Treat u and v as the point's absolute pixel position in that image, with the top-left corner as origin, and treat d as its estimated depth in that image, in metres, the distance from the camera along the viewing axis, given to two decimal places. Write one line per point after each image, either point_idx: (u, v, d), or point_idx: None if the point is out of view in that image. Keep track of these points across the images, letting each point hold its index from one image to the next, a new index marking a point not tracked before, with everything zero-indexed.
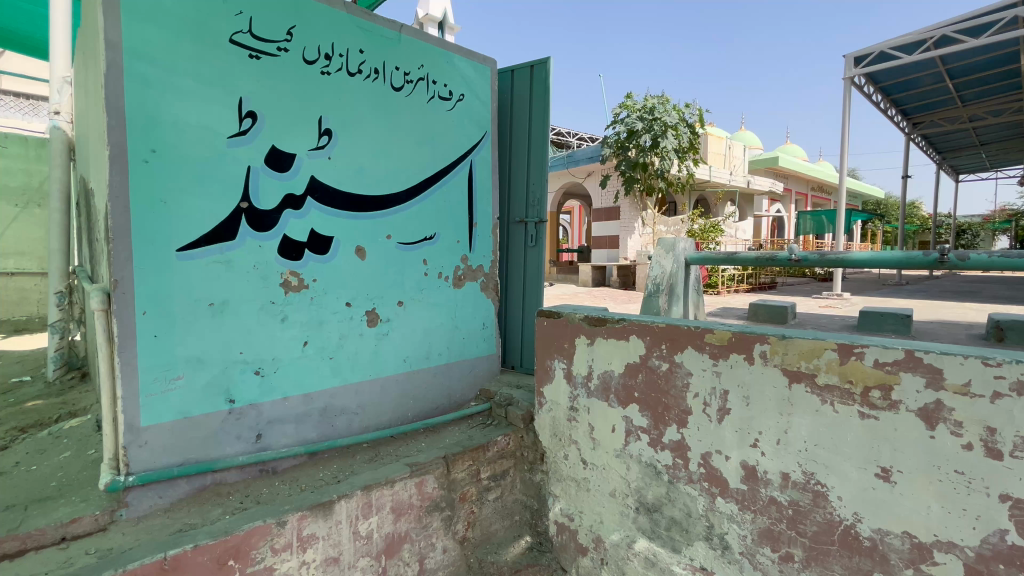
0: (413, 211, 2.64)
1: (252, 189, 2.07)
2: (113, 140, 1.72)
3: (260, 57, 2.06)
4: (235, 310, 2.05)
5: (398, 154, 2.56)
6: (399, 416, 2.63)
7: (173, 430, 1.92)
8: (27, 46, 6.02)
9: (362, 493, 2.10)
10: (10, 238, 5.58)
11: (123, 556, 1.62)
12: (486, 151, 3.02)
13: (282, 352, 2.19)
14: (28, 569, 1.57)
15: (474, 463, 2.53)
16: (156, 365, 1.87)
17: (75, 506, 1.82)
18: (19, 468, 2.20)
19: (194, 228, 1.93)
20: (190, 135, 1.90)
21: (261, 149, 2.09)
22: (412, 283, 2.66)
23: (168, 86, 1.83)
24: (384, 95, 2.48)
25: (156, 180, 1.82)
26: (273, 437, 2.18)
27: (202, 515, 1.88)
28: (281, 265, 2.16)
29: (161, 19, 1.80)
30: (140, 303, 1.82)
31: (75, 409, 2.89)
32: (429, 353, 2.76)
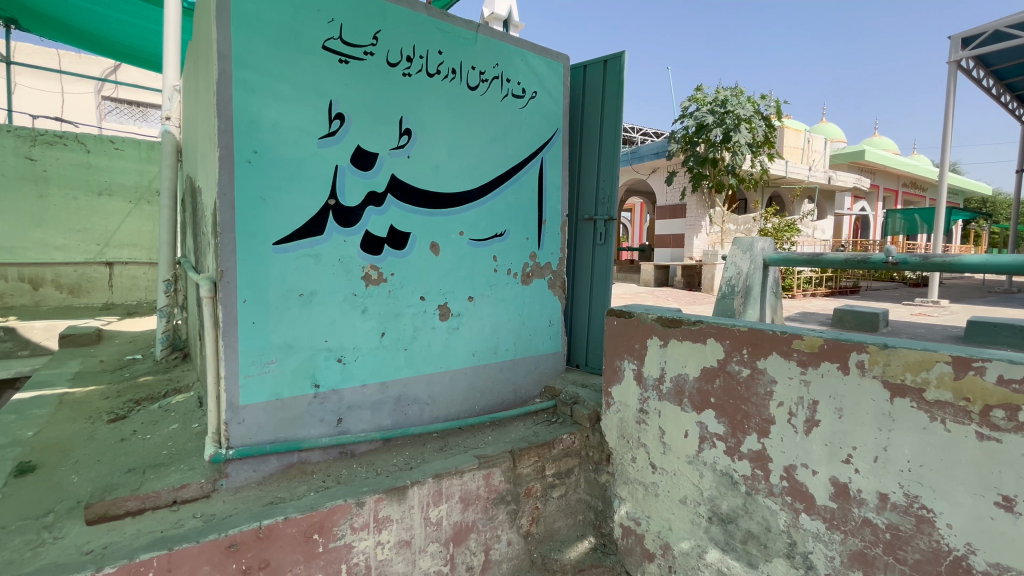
0: (485, 208, 2.69)
1: (339, 187, 2.19)
2: (222, 143, 1.88)
3: (349, 62, 2.17)
4: (322, 300, 2.18)
5: (472, 153, 2.61)
6: (467, 409, 2.69)
7: (266, 410, 2.08)
8: (143, 60, 6.74)
9: (434, 481, 2.18)
10: (125, 231, 6.27)
11: (224, 522, 1.79)
12: (557, 148, 3.01)
13: (362, 342, 2.31)
14: (147, 527, 1.77)
15: (540, 459, 2.54)
16: (253, 350, 2.03)
17: (184, 473, 2.03)
18: (137, 436, 2.48)
19: (288, 223, 2.07)
20: (286, 136, 2.03)
21: (347, 149, 2.20)
22: (482, 278, 2.70)
23: (268, 92, 1.98)
24: (459, 94, 2.53)
25: (257, 179, 1.97)
26: (353, 422, 2.31)
27: (289, 491, 2.03)
28: (363, 259, 2.28)
29: (263, 29, 1.94)
30: (241, 292, 1.98)
31: (179, 385, 3.20)
32: (496, 348, 2.80)
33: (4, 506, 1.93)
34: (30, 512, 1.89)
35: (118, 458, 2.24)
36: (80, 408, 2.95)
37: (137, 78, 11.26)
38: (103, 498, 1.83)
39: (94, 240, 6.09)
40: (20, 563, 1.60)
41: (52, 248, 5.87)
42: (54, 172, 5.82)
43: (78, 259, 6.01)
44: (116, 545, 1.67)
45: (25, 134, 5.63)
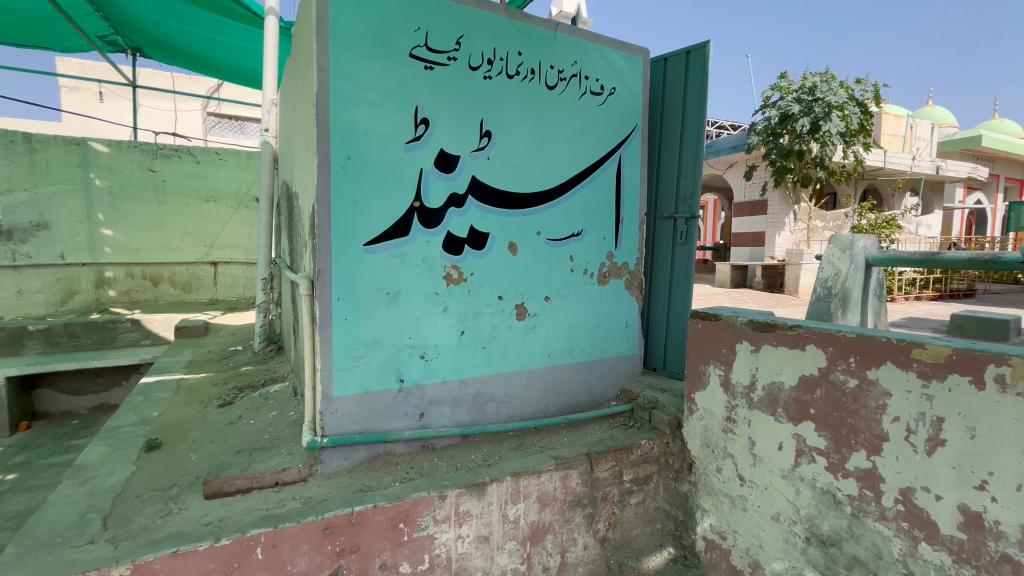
0: (562, 208, 2.67)
1: (423, 190, 2.26)
2: (320, 150, 2.01)
3: (433, 68, 2.24)
4: (406, 299, 2.26)
5: (549, 152, 2.60)
6: (543, 409, 2.69)
7: (356, 401, 2.19)
8: (244, 78, 7.40)
9: (512, 479, 2.19)
10: (227, 234, 6.92)
11: (320, 505, 1.91)
12: (636, 145, 2.92)
13: (443, 339, 2.37)
14: (254, 504, 1.94)
15: (618, 464, 2.49)
16: (345, 344, 2.15)
17: (284, 457, 2.19)
18: (242, 421, 2.72)
19: (377, 225, 2.17)
20: (376, 142, 2.13)
21: (431, 152, 2.27)
22: (559, 278, 2.68)
23: (361, 101, 2.09)
24: (538, 94, 2.53)
25: (350, 183, 2.09)
26: (433, 417, 2.38)
27: (377, 480, 2.13)
28: (444, 259, 2.34)
29: (355, 41, 2.05)
30: (335, 290, 2.10)
31: (275, 375, 3.47)
32: (572, 349, 2.78)
33: (138, 477, 2.18)
34: (158, 484, 2.12)
35: (227, 441, 2.47)
36: (193, 393, 3.29)
37: (235, 94, 12.37)
38: (217, 475, 2.02)
39: (202, 242, 6.77)
40: (153, 528, 1.80)
41: (168, 249, 6.60)
42: (171, 182, 6.54)
43: (189, 259, 6.72)
44: (229, 519, 1.84)
45: (148, 148, 6.37)
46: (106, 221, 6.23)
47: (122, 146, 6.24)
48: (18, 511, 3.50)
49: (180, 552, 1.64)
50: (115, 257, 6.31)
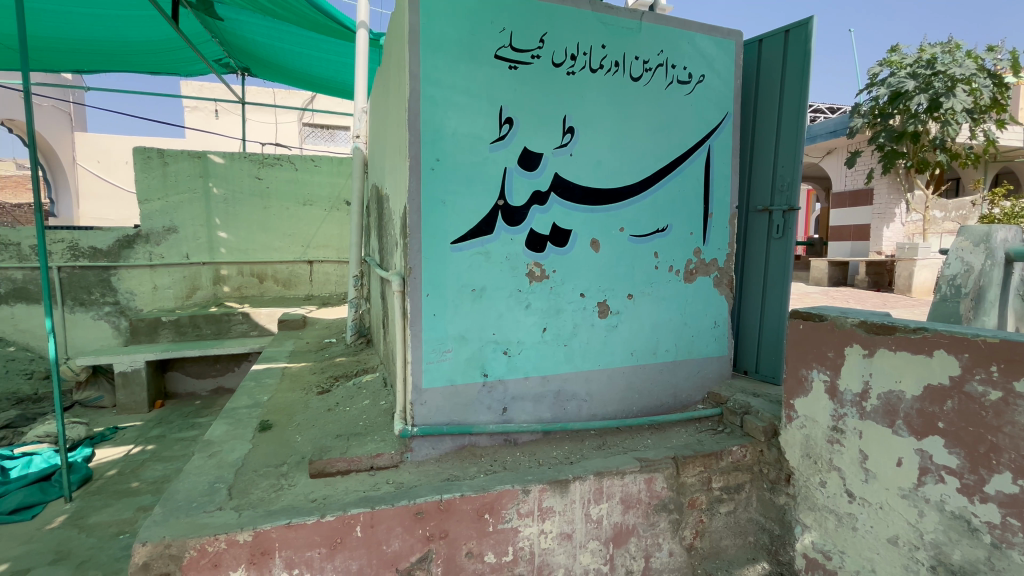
0: (647, 203, 2.59)
1: (508, 188, 2.30)
2: (412, 153, 2.11)
3: (517, 67, 2.26)
4: (490, 295, 2.31)
5: (634, 146, 2.53)
6: (625, 409, 2.63)
7: (443, 394, 2.28)
8: (336, 90, 7.94)
9: (596, 478, 2.17)
10: (322, 235, 7.48)
11: (411, 491, 2.01)
12: (727, 135, 2.76)
13: (525, 336, 2.40)
14: (353, 485, 2.08)
15: (706, 470, 2.37)
16: (434, 339, 2.24)
17: (378, 443, 2.34)
18: (338, 408, 2.93)
19: (463, 224, 2.23)
20: (463, 143, 2.20)
21: (515, 151, 2.30)
22: (643, 276, 2.61)
23: (449, 104, 2.16)
24: (623, 87, 2.47)
25: (438, 184, 2.17)
26: (516, 412, 2.41)
27: (463, 470, 2.20)
28: (527, 257, 2.36)
29: (444, 47, 2.12)
30: (425, 287, 2.20)
31: (366, 366, 3.71)
32: (656, 349, 2.69)
33: (255, 454, 2.43)
34: (271, 461, 2.35)
35: (327, 425, 2.68)
36: (296, 380, 3.60)
37: (327, 104, 13.33)
38: (321, 456, 2.20)
39: (299, 242, 7.38)
40: (268, 500, 2.00)
41: (272, 249, 7.27)
42: (274, 188, 7.20)
43: (290, 258, 7.35)
44: (332, 497, 1.99)
45: (256, 158, 7.06)
46: (222, 225, 6.99)
47: (234, 156, 6.97)
48: (157, 477, 4.06)
49: (293, 524, 1.80)
50: (228, 257, 7.06)
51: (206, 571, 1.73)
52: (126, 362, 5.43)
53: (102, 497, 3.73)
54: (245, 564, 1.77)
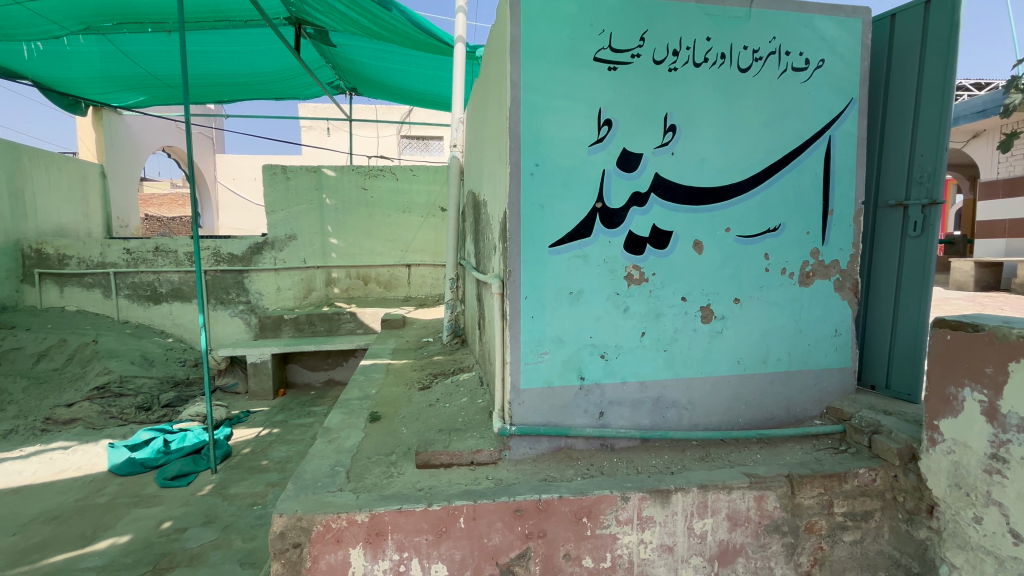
0: (756, 202, 2.42)
1: (606, 190, 2.28)
2: (512, 160, 2.17)
3: (617, 68, 2.24)
4: (588, 298, 2.30)
5: (741, 142, 2.38)
6: (730, 420, 2.48)
7: (541, 395, 2.31)
8: (433, 103, 8.36)
9: (700, 491, 2.07)
10: (419, 239, 7.93)
11: (510, 488, 2.06)
12: (851, 123, 2.50)
13: (624, 340, 2.36)
14: (456, 477, 2.19)
15: (827, 492, 2.16)
16: (532, 341, 2.28)
17: (477, 439, 2.43)
18: (438, 404, 3.09)
19: (561, 227, 2.25)
20: (562, 147, 2.22)
21: (614, 153, 2.27)
22: (751, 279, 2.44)
23: (548, 110, 2.19)
24: (729, 79, 2.34)
25: (537, 188, 2.21)
26: (613, 417, 2.38)
27: (560, 472, 2.22)
28: (626, 259, 2.32)
29: (545, 54, 2.16)
30: (524, 289, 2.24)
31: (462, 365, 3.86)
32: (766, 358, 2.50)
33: (367, 442, 2.63)
34: (381, 450, 2.54)
35: (429, 420, 2.84)
36: (399, 376, 3.86)
37: (423, 117, 14.13)
38: (426, 448, 2.34)
39: (399, 248, 7.89)
40: (381, 485, 2.16)
41: (375, 254, 7.86)
42: (377, 198, 7.78)
43: (391, 262, 7.88)
44: (437, 488, 2.11)
45: (363, 170, 7.69)
46: (333, 232, 7.70)
47: (344, 170, 7.65)
48: (282, 457, 4.57)
49: (404, 509, 1.94)
50: (338, 261, 7.75)
51: (330, 545, 1.92)
52: (256, 354, 6.18)
53: (240, 471, 4.28)
54: (363, 542, 1.93)
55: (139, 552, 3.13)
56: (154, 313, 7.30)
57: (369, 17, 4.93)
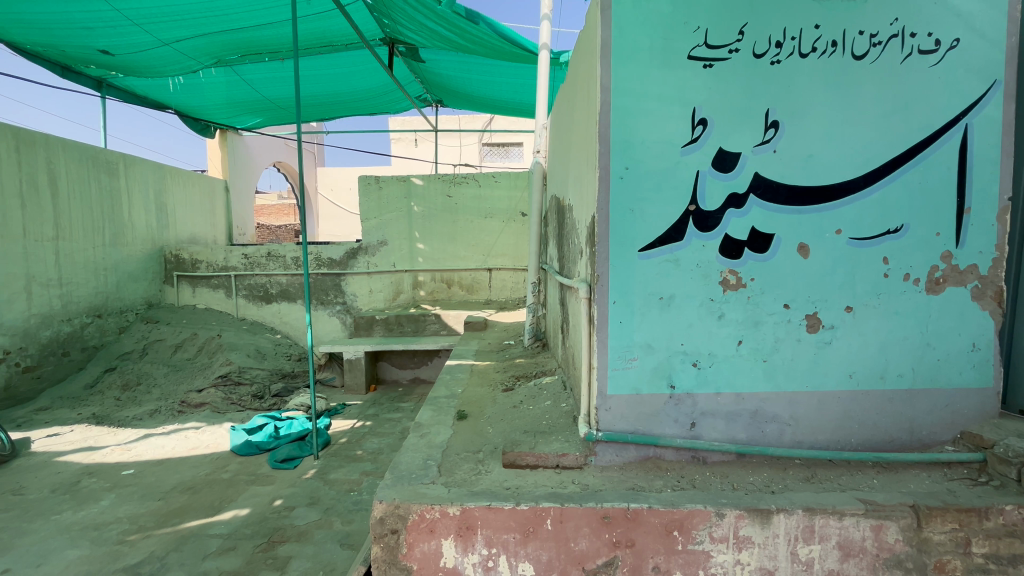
0: (873, 202, 2.20)
1: (700, 192, 2.19)
2: (602, 164, 2.17)
3: (713, 65, 2.15)
4: (680, 303, 2.23)
5: (856, 136, 2.19)
6: (841, 440, 2.27)
7: (629, 401, 2.26)
8: (515, 111, 8.53)
9: (805, 514, 1.92)
10: (500, 244, 8.11)
11: (598, 495, 2.05)
12: (994, 109, 2.20)
13: (718, 348, 2.25)
14: (542, 479, 2.22)
15: (963, 529, 1.91)
16: (620, 346, 2.24)
17: (562, 443, 2.44)
18: (522, 406, 3.14)
19: (651, 231, 2.20)
20: (654, 150, 2.17)
21: (709, 153, 2.19)
22: (866, 286, 2.22)
23: (640, 112, 2.16)
24: (842, 68, 2.16)
25: (628, 192, 2.18)
26: (705, 429, 2.27)
27: (648, 482, 2.16)
28: (721, 264, 2.22)
29: (637, 56, 2.14)
30: (612, 294, 2.22)
31: (544, 368, 3.89)
32: (885, 373, 2.26)
33: (456, 439, 2.73)
34: (469, 447, 2.62)
35: (514, 421, 2.90)
36: (484, 377, 3.98)
37: (504, 124, 14.47)
38: (513, 449, 2.43)
39: (481, 252, 8.13)
40: (470, 481, 2.23)
41: (459, 258, 8.17)
42: (461, 204, 8.09)
43: (473, 266, 8.15)
44: (524, 488, 2.14)
45: (448, 178, 8.04)
46: (420, 237, 8.13)
47: (431, 178, 8.04)
48: (374, 448, 4.88)
49: (493, 506, 1.99)
50: (424, 265, 8.17)
51: (424, 534, 2.03)
52: (352, 351, 6.66)
53: (338, 459, 4.64)
54: (454, 534, 2.02)
55: (256, 525, 3.51)
56: (266, 312, 8.14)
57: (457, 32, 5.16)
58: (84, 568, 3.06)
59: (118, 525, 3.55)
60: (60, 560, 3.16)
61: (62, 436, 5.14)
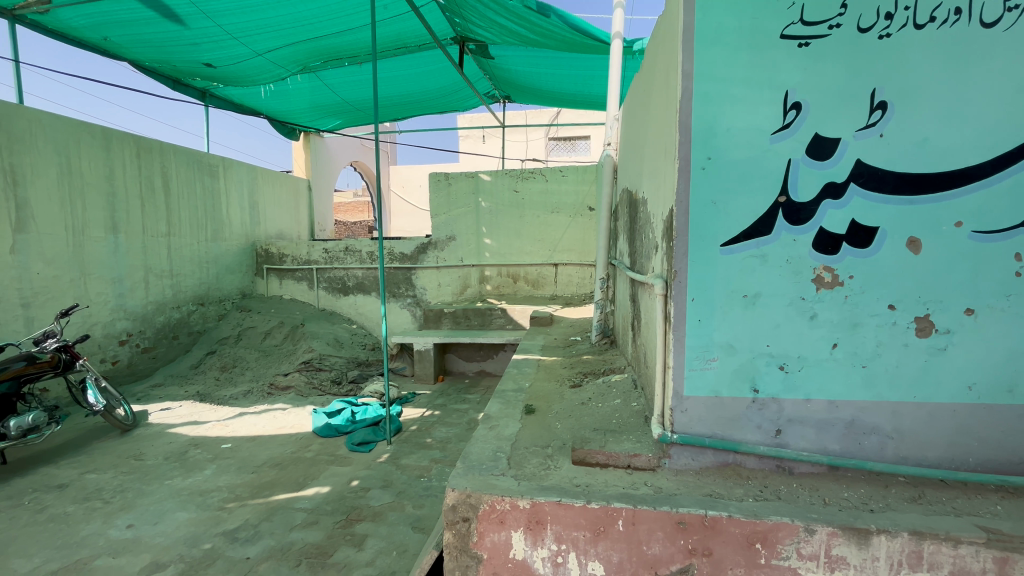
0: (1003, 189, 1.93)
1: (792, 182, 2.04)
2: (682, 154, 2.07)
3: (809, 43, 1.98)
4: (766, 302, 2.08)
5: (982, 115, 1.92)
6: (955, 459, 2.03)
7: (707, 404, 2.16)
8: (584, 104, 8.39)
9: (911, 538, 1.74)
10: (567, 239, 8.04)
11: (673, 499, 1.97)
12: None
13: (810, 351, 2.08)
14: (612, 478, 2.17)
15: None
16: (698, 346, 2.14)
17: (634, 443, 2.38)
18: (591, 403, 3.10)
19: (736, 225, 2.07)
20: (739, 138, 2.04)
21: (803, 139, 2.02)
22: (992, 286, 1.95)
23: (726, 98, 2.03)
24: (966, 39, 1.90)
25: (709, 183, 2.07)
26: (793, 437, 2.12)
27: (727, 489, 2.04)
28: (814, 260, 2.04)
29: (723, 38, 2.01)
30: (690, 291, 2.12)
31: (613, 366, 3.81)
32: (1013, 386, 1.98)
33: (524, 432, 2.74)
34: (538, 441, 2.61)
35: (583, 418, 2.87)
36: (551, 372, 3.97)
37: (571, 117, 14.29)
38: (582, 446, 2.41)
39: (547, 247, 8.12)
40: (540, 475, 2.23)
41: (524, 253, 8.21)
42: (528, 199, 8.10)
43: (539, 261, 8.15)
44: (594, 486, 2.11)
45: (515, 174, 8.08)
46: (487, 233, 8.26)
47: (498, 174, 8.13)
48: (443, 437, 5.04)
49: (563, 502, 1.98)
50: (491, 260, 8.31)
51: (494, 525, 2.06)
52: (422, 342, 6.91)
53: (409, 446, 4.85)
54: (524, 527, 2.03)
55: (335, 502, 3.74)
56: (343, 303, 8.65)
57: (527, 26, 5.15)
58: (192, 529, 3.43)
59: (218, 493, 3.94)
60: (172, 520, 3.55)
61: (172, 411, 5.78)
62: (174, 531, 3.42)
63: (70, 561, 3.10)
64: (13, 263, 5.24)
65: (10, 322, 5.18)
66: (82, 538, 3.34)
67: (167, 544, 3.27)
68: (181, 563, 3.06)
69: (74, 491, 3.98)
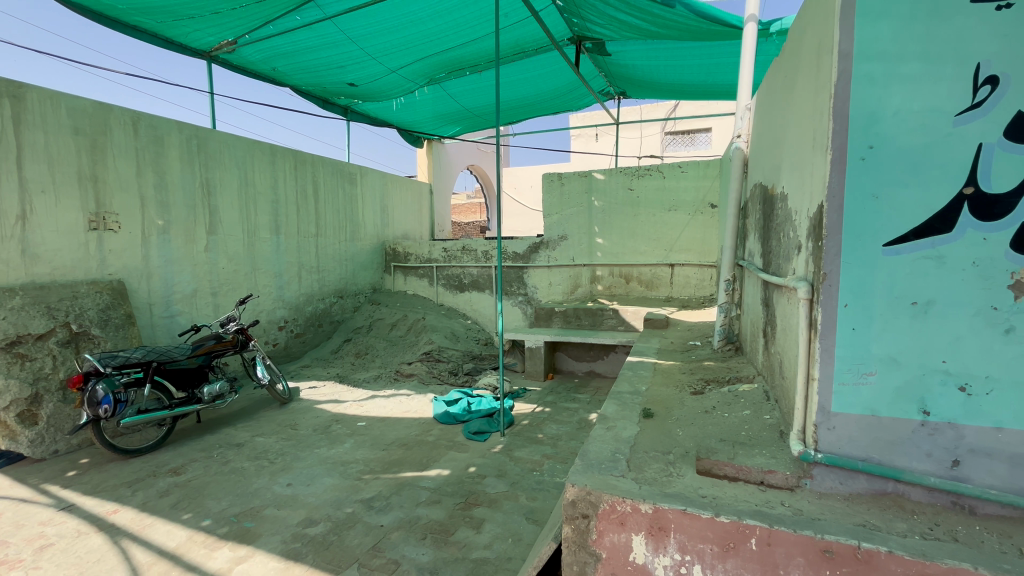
0: None
1: (984, 170, 1.73)
2: (836, 144, 1.88)
3: (1011, 5, 1.65)
4: (942, 311, 1.79)
5: None
6: None
7: (861, 423, 1.93)
8: (708, 94, 7.89)
9: None
10: (685, 238, 7.65)
11: (817, 523, 1.80)
12: None
13: (1004, 371, 1.74)
14: (743, 493, 2.03)
15: None
16: (851, 357, 1.92)
17: (768, 459, 2.22)
18: (716, 412, 2.93)
19: (904, 221, 1.81)
20: (912, 121, 1.78)
21: (1000, 120, 1.70)
22: None
23: (894, 78, 1.79)
24: None
25: (870, 175, 1.84)
26: (975, 471, 1.80)
27: (886, 522, 1.80)
28: (1011, 262, 1.71)
29: (892, 10, 1.78)
30: (843, 296, 1.91)
31: (740, 374, 3.54)
32: None
33: (643, 436, 2.69)
34: (658, 447, 2.54)
35: (707, 426, 2.73)
36: (669, 377, 3.83)
37: (692, 109, 13.52)
38: (708, 456, 2.33)
39: (663, 246, 7.81)
40: (662, 481, 2.17)
41: (638, 253, 8.00)
42: (644, 198, 7.86)
43: (654, 261, 7.87)
44: (722, 499, 2.00)
45: (631, 171, 7.89)
46: (600, 232, 8.20)
47: (612, 172, 8.02)
48: (553, 433, 5.12)
49: (688, 512, 1.91)
50: (603, 260, 8.23)
51: (614, 525, 2.05)
52: (533, 340, 7.06)
53: (521, 439, 5.00)
54: (645, 531, 1.99)
55: (454, 485, 4.01)
56: (460, 299, 9.16)
57: (648, 18, 4.99)
58: (336, 494, 3.91)
59: (356, 465, 4.44)
60: (321, 484, 4.09)
61: (318, 389, 6.63)
62: (323, 493, 3.93)
63: (247, 508, 3.72)
64: (206, 259, 6.42)
65: (203, 308, 6.36)
66: (255, 490, 3.99)
67: (317, 504, 3.77)
68: (328, 522, 3.51)
69: (248, 450, 4.77)
